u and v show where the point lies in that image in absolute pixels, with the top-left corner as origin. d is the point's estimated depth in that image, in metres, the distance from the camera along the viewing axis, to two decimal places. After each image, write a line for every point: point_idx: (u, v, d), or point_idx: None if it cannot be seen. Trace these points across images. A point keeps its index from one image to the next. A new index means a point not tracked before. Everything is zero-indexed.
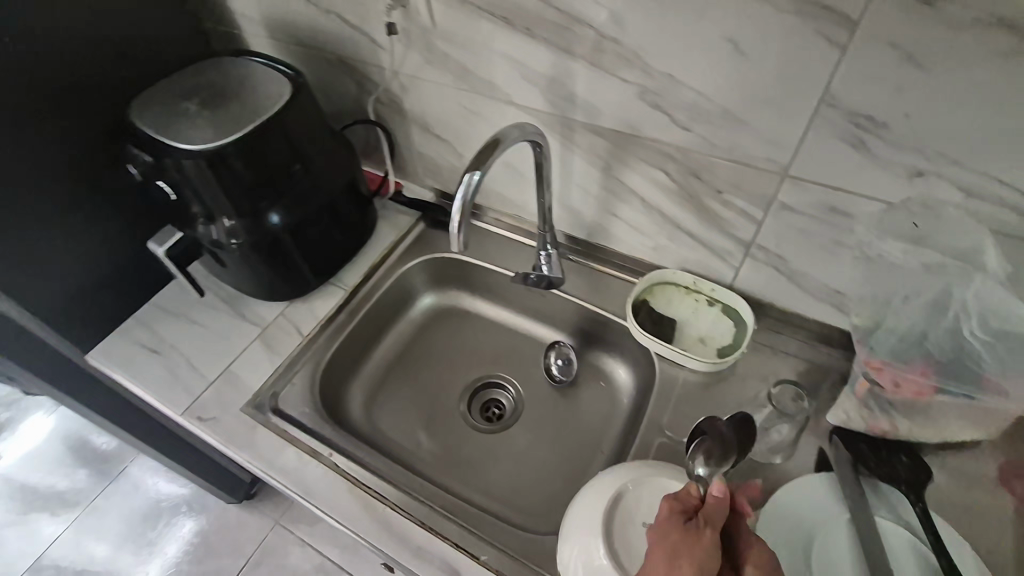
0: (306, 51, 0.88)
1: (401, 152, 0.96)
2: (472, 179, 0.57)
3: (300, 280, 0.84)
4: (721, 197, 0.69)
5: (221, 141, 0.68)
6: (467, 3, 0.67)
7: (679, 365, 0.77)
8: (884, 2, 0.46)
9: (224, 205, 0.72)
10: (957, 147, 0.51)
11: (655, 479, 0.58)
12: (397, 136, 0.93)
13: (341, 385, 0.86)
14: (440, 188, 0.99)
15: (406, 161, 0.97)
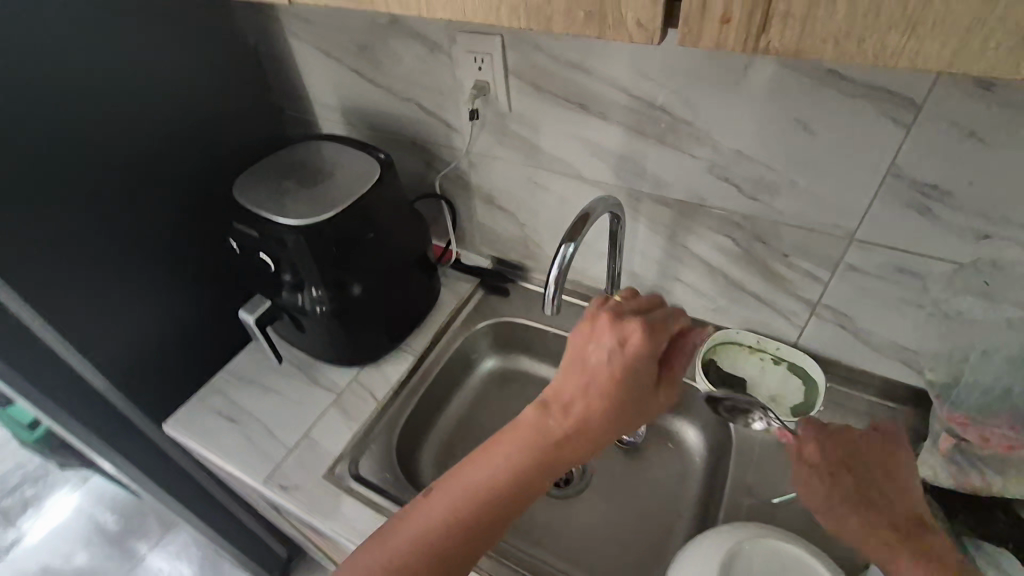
0: (379, 134, 0.96)
1: (461, 223, 1.01)
2: (568, 251, 0.61)
3: (375, 345, 0.87)
4: (787, 259, 0.73)
5: (319, 218, 0.73)
6: (544, 92, 0.74)
7: (753, 424, 0.78)
8: (947, 88, 0.51)
9: (316, 276, 0.76)
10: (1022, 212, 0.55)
11: (759, 539, 0.58)
12: (459, 208, 0.99)
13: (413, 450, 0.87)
14: (497, 256, 1.04)
15: (466, 231, 1.02)
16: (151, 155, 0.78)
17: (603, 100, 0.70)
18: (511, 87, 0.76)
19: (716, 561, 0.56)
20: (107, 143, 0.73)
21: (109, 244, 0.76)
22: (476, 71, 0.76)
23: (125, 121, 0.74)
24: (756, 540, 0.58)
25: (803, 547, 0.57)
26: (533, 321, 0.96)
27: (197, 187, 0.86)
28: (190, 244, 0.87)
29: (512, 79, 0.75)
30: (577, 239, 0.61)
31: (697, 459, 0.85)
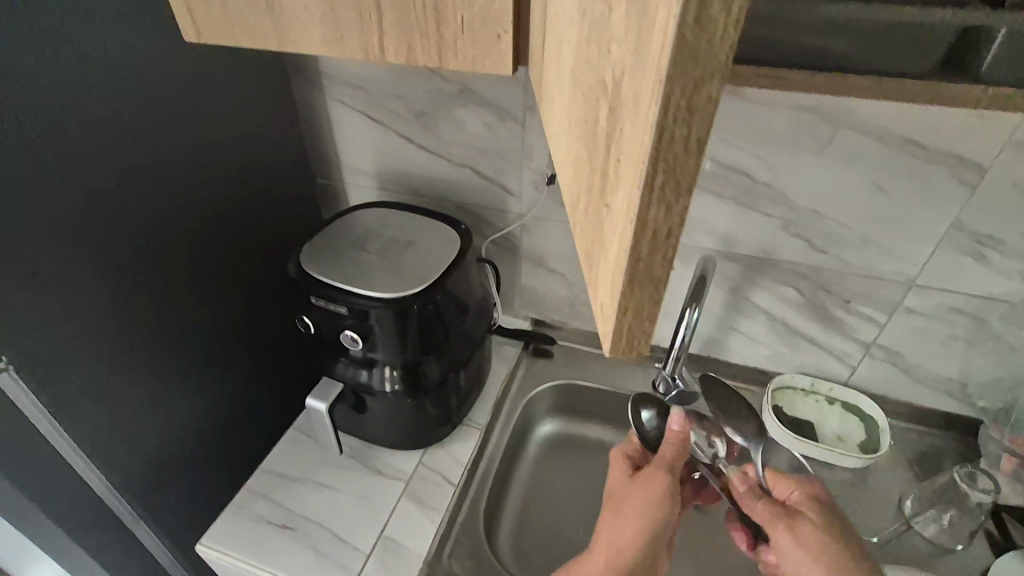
0: (419, 198, 0.92)
1: (503, 286, 0.99)
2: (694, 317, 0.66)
3: (448, 423, 0.81)
4: (848, 305, 0.79)
5: (409, 288, 0.68)
6: None
7: (829, 465, 0.82)
8: (1009, 155, 0.61)
9: (399, 352, 0.71)
10: None
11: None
12: (503, 272, 0.97)
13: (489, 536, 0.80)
14: (537, 317, 1.02)
15: (507, 294, 0.99)
16: (187, 231, 0.71)
17: None
18: None
19: None
20: (147, 222, 0.65)
21: (150, 338, 0.68)
22: None
23: (165, 192, 0.67)
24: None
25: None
26: (587, 383, 0.95)
27: (226, 265, 0.78)
28: (220, 331, 0.79)
29: None
30: (700, 303, 0.67)
31: None
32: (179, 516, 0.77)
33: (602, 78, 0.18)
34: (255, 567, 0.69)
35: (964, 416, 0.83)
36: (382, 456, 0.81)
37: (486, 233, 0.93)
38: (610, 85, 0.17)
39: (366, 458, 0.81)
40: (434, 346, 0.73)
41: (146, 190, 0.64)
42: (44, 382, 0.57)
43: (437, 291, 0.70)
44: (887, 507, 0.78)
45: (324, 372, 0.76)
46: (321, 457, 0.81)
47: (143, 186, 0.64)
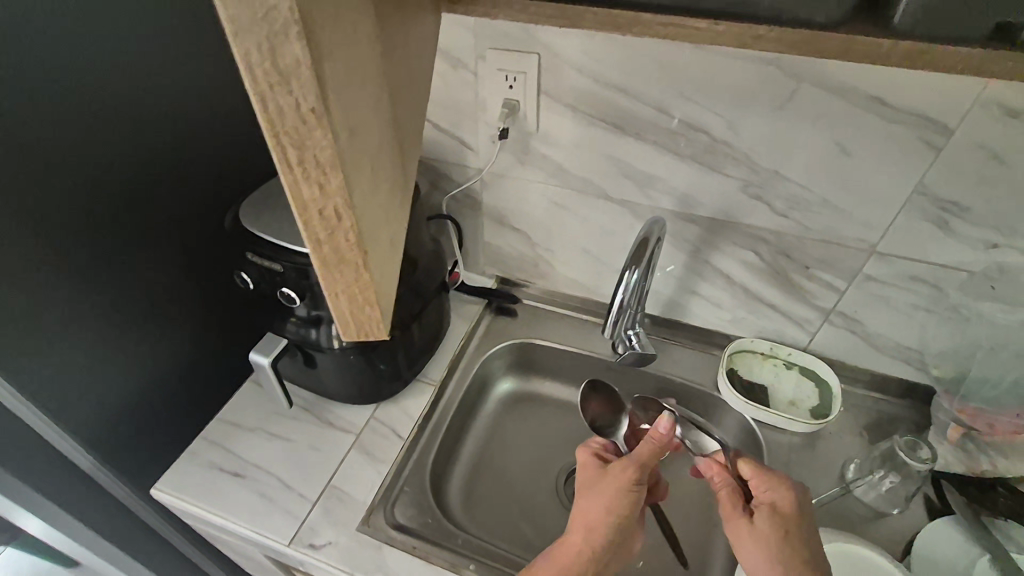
0: None
1: (466, 243, 0.97)
2: (631, 278, 0.69)
3: (398, 379, 0.82)
4: (808, 271, 0.76)
5: None
6: (580, 111, 0.73)
7: (779, 429, 0.82)
8: (978, 115, 0.57)
9: None
10: None
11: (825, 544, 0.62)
12: (465, 228, 0.95)
13: (439, 487, 0.83)
14: (501, 275, 1.01)
15: (470, 252, 0.98)
16: (124, 182, 0.69)
17: (642, 121, 0.71)
18: (541, 104, 0.74)
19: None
20: (83, 171, 0.63)
21: (94, 290, 0.68)
22: (506, 89, 0.74)
23: (101, 141, 0.65)
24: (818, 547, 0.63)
25: (865, 544, 0.62)
26: (546, 342, 0.95)
27: (171, 217, 0.77)
28: (168, 283, 0.79)
29: (543, 97, 0.74)
30: (639, 266, 0.68)
31: None
32: (138, 461, 0.80)
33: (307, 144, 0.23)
34: (205, 510, 0.72)
35: (919, 384, 0.82)
36: (334, 409, 0.83)
37: (447, 188, 0.90)
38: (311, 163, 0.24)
39: (318, 410, 0.82)
40: None
41: (77, 139, 0.62)
42: None
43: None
44: (832, 472, 0.78)
45: (272, 326, 0.76)
46: (274, 409, 0.82)
47: (74, 133, 0.62)
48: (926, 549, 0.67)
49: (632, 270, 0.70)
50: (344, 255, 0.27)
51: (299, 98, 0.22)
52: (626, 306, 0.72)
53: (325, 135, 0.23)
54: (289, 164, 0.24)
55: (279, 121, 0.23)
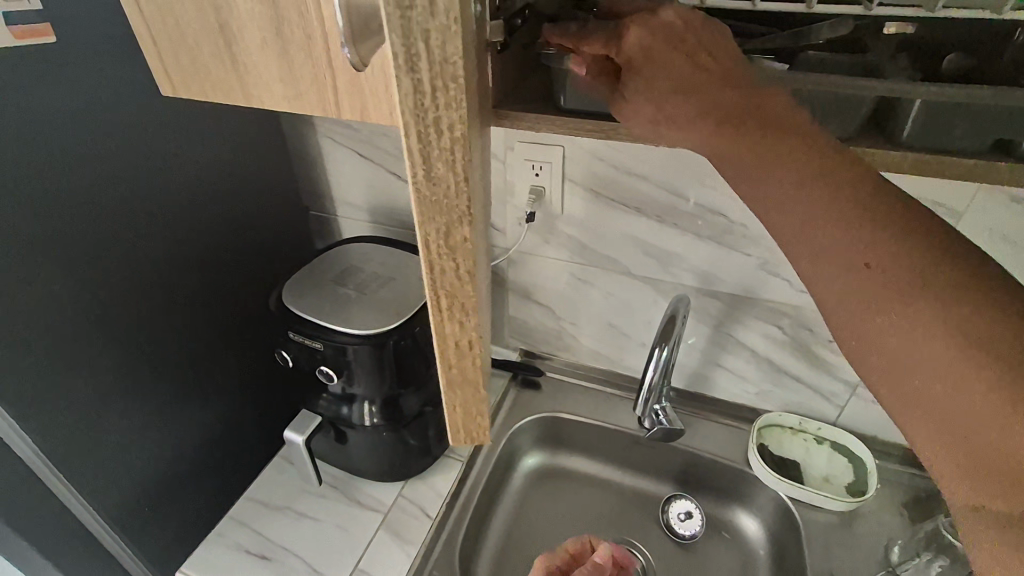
0: (407, 234, 0.93)
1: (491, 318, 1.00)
2: (662, 356, 0.70)
3: (427, 456, 0.82)
4: (832, 345, 0.78)
5: (384, 325, 0.70)
6: (601, 196, 0.78)
7: (814, 507, 0.80)
8: (983, 201, 0.61)
9: (376, 389, 0.72)
10: None
11: None
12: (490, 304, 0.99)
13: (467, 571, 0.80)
14: (525, 348, 1.03)
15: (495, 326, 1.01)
16: (172, 264, 0.74)
17: (661, 205, 0.76)
18: (565, 190, 0.80)
19: None
20: (133, 258, 0.68)
21: (135, 369, 0.71)
22: (533, 176, 0.80)
23: (154, 230, 0.70)
24: None
25: None
26: (572, 415, 0.95)
27: (214, 299, 0.81)
28: (207, 360, 0.81)
29: (567, 183, 0.79)
30: (668, 343, 0.70)
31: (759, 550, 0.84)
32: (162, 542, 0.79)
33: (460, 298, 0.27)
34: None
35: None
36: (362, 486, 0.83)
37: None
38: (462, 313, 0.28)
39: (347, 488, 0.83)
40: (411, 383, 0.75)
41: (134, 229, 0.68)
42: (28, 415, 0.59)
43: (414, 324, 0.71)
44: (874, 554, 0.75)
45: (306, 403, 0.78)
46: (304, 487, 0.83)
47: (131, 223, 0.67)
48: None
49: (660, 347, 0.72)
50: (465, 374, 0.30)
51: (460, 264, 0.26)
52: (655, 383, 0.73)
53: (473, 289, 0.27)
54: (436, 313, 0.28)
55: (440, 281, 0.27)
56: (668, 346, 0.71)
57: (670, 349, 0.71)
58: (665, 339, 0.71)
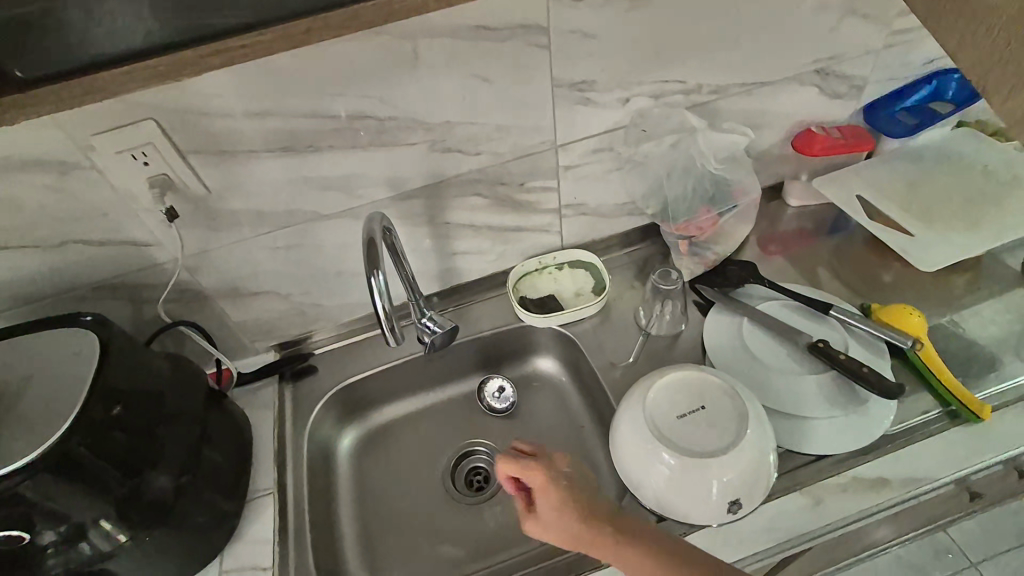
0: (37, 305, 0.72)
1: (220, 336, 0.91)
2: (377, 284, 0.63)
3: (224, 517, 0.73)
4: (525, 186, 0.84)
5: (57, 436, 0.56)
6: (236, 154, 0.67)
7: (579, 321, 0.92)
8: (557, 9, 0.67)
9: (101, 501, 0.60)
10: (637, 74, 0.77)
11: (659, 382, 0.65)
12: (206, 322, 0.88)
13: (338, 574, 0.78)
14: (277, 342, 0.95)
15: (230, 340, 0.91)
16: None
17: (308, 134, 0.68)
18: (194, 166, 0.67)
19: (640, 434, 0.63)
20: None
21: None
22: (143, 167, 0.65)
23: None
24: (655, 387, 0.65)
25: (710, 370, 0.66)
26: (359, 374, 0.92)
27: None
28: None
29: (191, 157, 0.66)
30: (378, 266, 0.65)
31: (563, 378, 0.95)
32: None
33: None
34: None
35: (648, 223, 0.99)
36: None
37: (157, 296, 0.82)
38: None
39: None
40: (145, 465, 0.63)
41: None
42: None
43: (111, 405, 0.61)
44: (631, 326, 0.91)
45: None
46: None
47: None
48: (717, 337, 0.81)
49: (373, 274, 0.67)
50: None
51: None
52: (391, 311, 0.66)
53: None
54: None
55: None
56: (374, 270, 0.65)
57: (370, 263, 0.65)
58: (372, 261, 0.65)
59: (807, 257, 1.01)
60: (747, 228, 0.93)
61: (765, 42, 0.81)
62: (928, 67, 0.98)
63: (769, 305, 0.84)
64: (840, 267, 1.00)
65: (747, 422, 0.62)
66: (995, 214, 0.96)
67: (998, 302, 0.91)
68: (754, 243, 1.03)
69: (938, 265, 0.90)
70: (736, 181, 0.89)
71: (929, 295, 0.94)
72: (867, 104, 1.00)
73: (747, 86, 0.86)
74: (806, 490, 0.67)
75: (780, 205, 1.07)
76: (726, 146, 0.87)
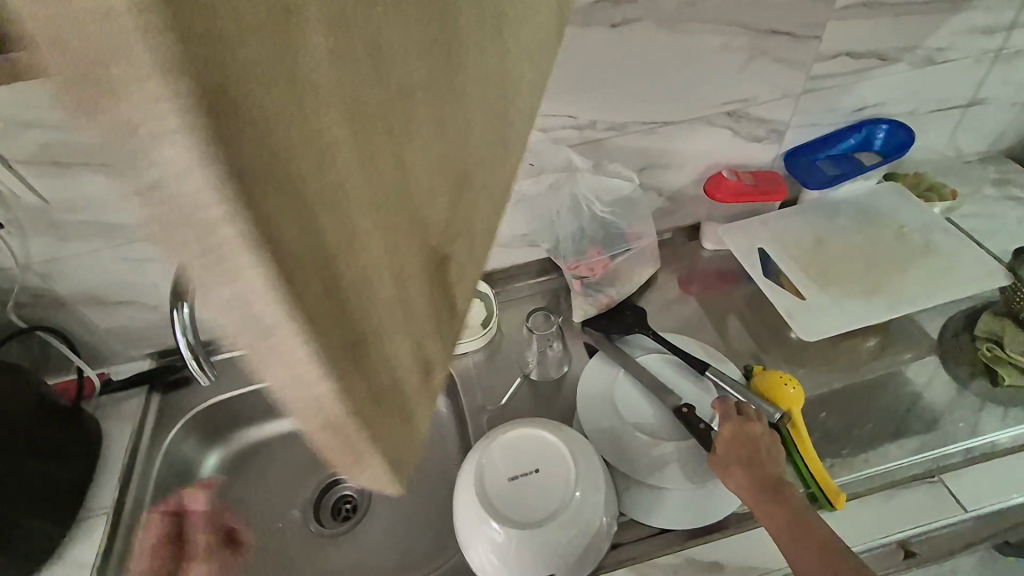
0: None
1: (84, 342, 0.85)
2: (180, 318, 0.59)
3: (41, 537, 0.69)
4: None
5: None
6: (68, 164, 0.63)
7: (464, 354, 0.90)
8: None
9: None
10: None
11: (493, 444, 0.69)
12: (70, 330, 0.83)
13: None
14: (156, 349, 0.90)
15: (95, 347, 0.86)
16: None
17: None
18: (23, 175, 0.64)
19: (472, 496, 0.65)
20: None
21: None
22: None
23: None
24: (488, 447, 0.69)
25: (541, 431, 0.69)
26: (231, 391, 0.89)
27: None
28: None
29: (19, 167, 0.63)
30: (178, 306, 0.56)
31: (445, 409, 0.93)
32: None
33: None
34: None
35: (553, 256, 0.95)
36: None
37: (8, 299, 0.76)
38: None
39: None
40: None
41: None
42: None
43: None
44: (516, 364, 0.89)
45: None
46: None
47: None
48: (587, 388, 0.79)
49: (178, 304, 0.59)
50: None
51: None
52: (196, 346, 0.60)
53: None
54: None
55: None
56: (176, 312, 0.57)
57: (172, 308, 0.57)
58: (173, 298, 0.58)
59: (720, 304, 0.94)
60: (646, 270, 0.90)
61: (672, 76, 0.74)
62: (858, 114, 0.87)
63: (649, 357, 0.82)
64: (751, 318, 0.92)
65: (575, 484, 0.65)
66: (900, 276, 0.81)
67: (920, 369, 0.83)
68: (669, 283, 0.96)
69: (821, 335, 0.74)
70: (626, 225, 0.85)
71: (839, 358, 0.85)
72: (788, 150, 0.89)
73: (649, 125, 0.80)
74: (635, 565, 0.67)
75: (697, 247, 0.98)
76: (610, 188, 0.82)
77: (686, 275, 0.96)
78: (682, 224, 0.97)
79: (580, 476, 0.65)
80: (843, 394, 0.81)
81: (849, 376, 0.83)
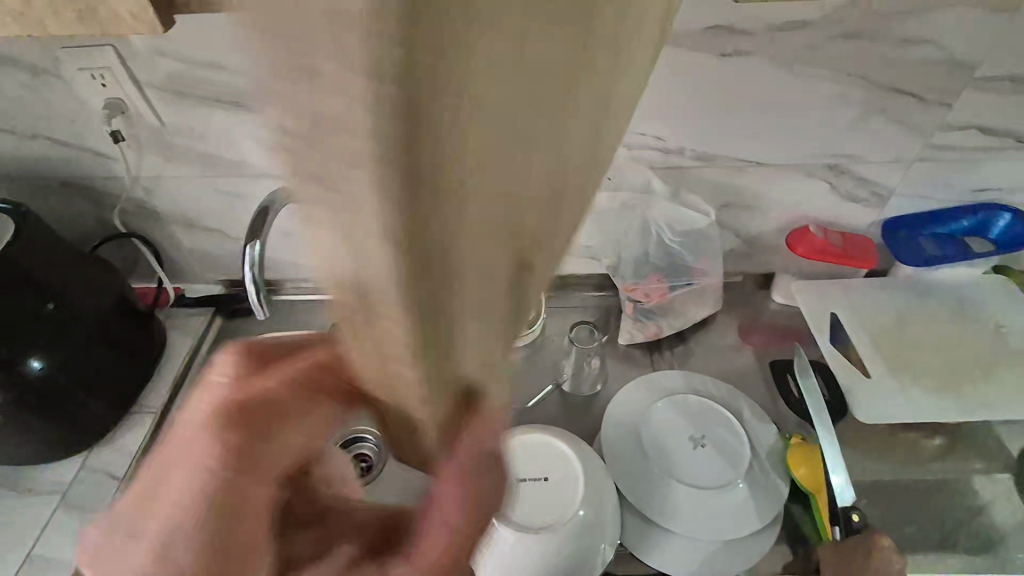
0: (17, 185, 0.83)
1: (170, 258, 0.94)
2: (254, 252, 0.65)
3: (93, 420, 0.77)
4: None
5: None
6: (188, 96, 0.72)
7: None
8: None
9: None
10: None
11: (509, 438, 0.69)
12: (160, 243, 0.91)
13: None
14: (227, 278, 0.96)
15: (178, 264, 0.94)
16: None
17: None
18: (147, 97, 0.72)
19: None
20: None
21: None
22: (99, 88, 0.71)
23: None
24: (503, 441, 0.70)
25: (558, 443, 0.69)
26: (284, 330, 0.94)
27: None
28: None
29: (146, 90, 0.72)
30: (259, 237, 0.65)
31: None
32: None
33: None
34: None
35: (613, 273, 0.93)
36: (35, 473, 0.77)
37: (114, 205, 0.86)
38: None
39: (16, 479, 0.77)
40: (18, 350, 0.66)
41: None
42: None
43: (44, 300, 0.69)
44: (551, 371, 0.88)
45: None
46: None
47: None
48: (614, 415, 0.76)
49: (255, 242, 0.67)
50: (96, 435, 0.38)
51: None
52: (261, 282, 0.67)
53: None
54: None
55: None
56: (258, 240, 0.66)
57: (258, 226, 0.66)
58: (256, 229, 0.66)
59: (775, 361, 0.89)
60: (704, 310, 0.87)
61: (769, 116, 0.71)
62: (979, 195, 0.79)
63: (688, 398, 0.78)
64: None
65: (580, 502, 0.64)
66: (985, 386, 0.74)
67: (983, 482, 0.75)
68: (728, 327, 0.91)
69: (876, 422, 0.70)
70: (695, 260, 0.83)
71: (894, 450, 0.78)
72: (890, 219, 0.82)
73: (739, 163, 0.77)
74: None
75: (765, 297, 0.93)
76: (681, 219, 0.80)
77: (746, 324, 0.91)
78: (753, 271, 0.92)
79: (585, 495, 0.65)
80: (887, 488, 0.75)
81: (898, 471, 0.76)
